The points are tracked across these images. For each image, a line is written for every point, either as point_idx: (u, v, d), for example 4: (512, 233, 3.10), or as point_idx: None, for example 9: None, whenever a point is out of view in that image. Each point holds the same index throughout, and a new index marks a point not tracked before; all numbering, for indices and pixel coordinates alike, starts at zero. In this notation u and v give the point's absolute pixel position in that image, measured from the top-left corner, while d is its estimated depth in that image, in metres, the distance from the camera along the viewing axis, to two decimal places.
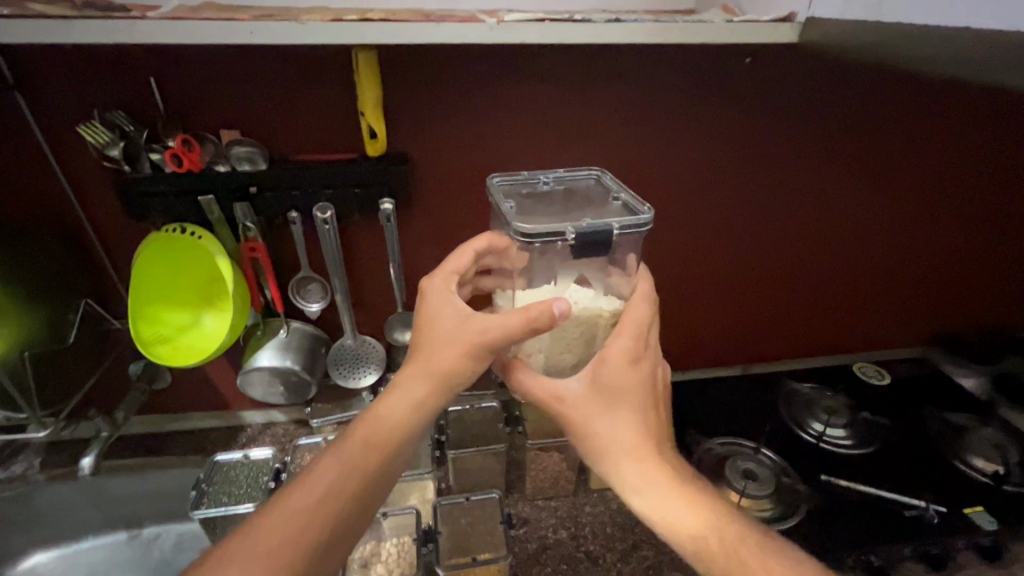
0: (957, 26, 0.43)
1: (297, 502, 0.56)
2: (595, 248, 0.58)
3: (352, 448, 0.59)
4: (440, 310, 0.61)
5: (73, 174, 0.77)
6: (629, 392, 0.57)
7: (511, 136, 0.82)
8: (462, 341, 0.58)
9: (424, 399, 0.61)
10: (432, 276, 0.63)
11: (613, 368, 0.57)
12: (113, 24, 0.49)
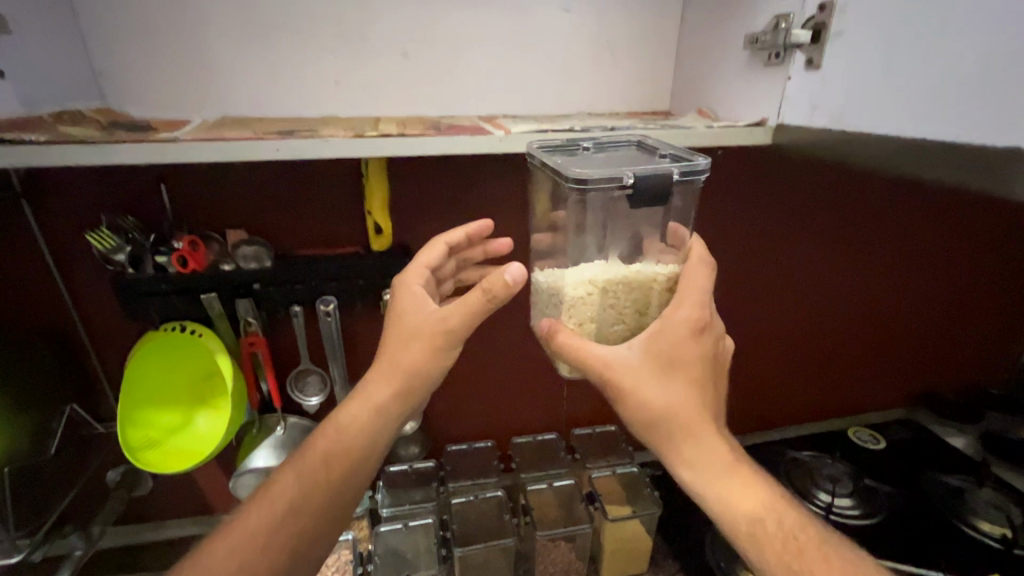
0: (914, 136, 0.49)
1: (253, 521, 0.58)
2: (654, 195, 0.53)
3: (310, 460, 0.62)
4: (409, 300, 0.64)
5: (73, 277, 0.76)
6: (688, 364, 0.56)
7: (510, 224, 0.87)
8: (426, 334, 0.61)
9: (382, 404, 0.63)
10: (408, 271, 0.68)
11: (672, 334, 0.55)
12: (147, 146, 0.52)
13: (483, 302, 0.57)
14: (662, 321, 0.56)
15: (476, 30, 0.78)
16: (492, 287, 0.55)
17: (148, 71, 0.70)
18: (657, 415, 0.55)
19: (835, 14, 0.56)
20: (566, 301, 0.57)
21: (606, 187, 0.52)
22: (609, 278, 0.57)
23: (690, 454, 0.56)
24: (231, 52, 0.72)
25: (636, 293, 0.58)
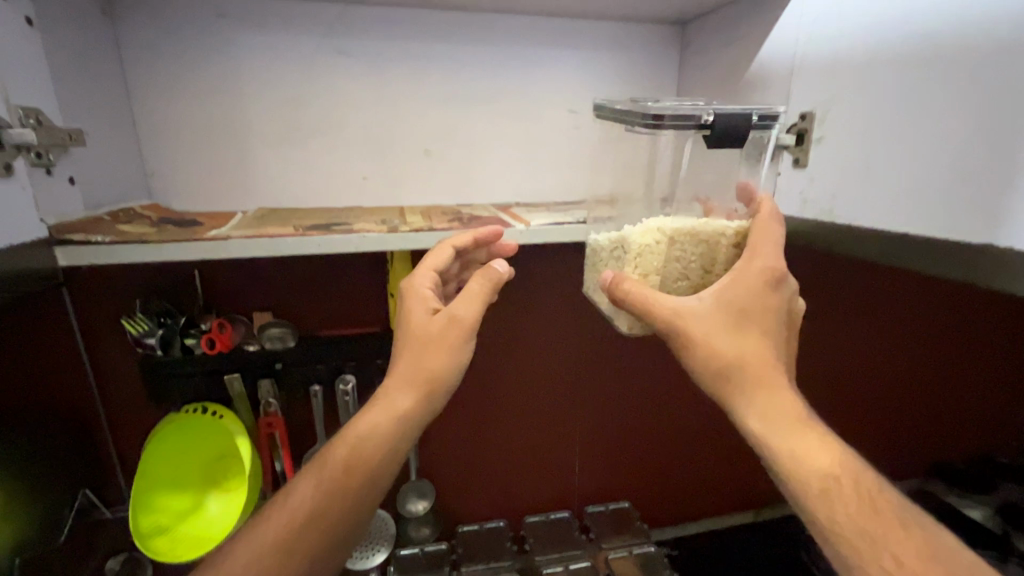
0: (896, 228, 0.54)
1: (273, 531, 0.54)
2: (730, 135, 0.55)
3: (330, 469, 0.56)
4: (418, 304, 0.64)
5: (102, 360, 0.79)
6: (762, 311, 0.56)
7: (523, 300, 0.92)
8: (449, 334, 0.61)
9: (406, 411, 0.59)
10: (415, 274, 0.66)
11: (743, 283, 0.56)
12: (201, 244, 0.57)
13: (482, 292, 0.63)
14: (734, 272, 0.57)
15: (494, 129, 0.86)
16: (487, 276, 0.63)
17: (196, 168, 0.77)
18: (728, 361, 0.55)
19: (815, 123, 0.63)
20: (631, 253, 0.59)
21: (683, 128, 0.54)
22: (678, 227, 0.57)
23: (762, 403, 0.54)
24: (272, 152, 0.79)
25: (703, 249, 0.58)
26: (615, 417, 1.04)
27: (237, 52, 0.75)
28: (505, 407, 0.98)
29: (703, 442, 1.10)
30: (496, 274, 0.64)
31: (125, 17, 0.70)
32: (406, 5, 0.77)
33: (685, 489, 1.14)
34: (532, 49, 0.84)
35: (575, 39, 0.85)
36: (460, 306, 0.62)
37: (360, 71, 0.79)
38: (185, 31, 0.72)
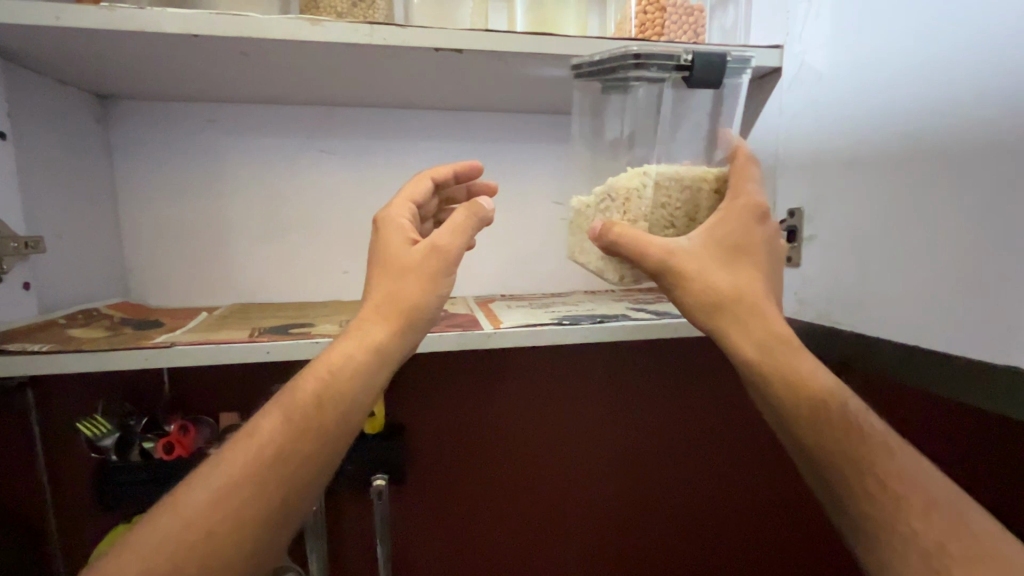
0: (906, 340, 0.47)
1: (232, 472, 0.42)
2: (710, 75, 0.50)
3: (300, 401, 0.46)
4: (395, 234, 0.53)
5: (58, 462, 0.75)
6: (755, 244, 0.49)
7: (509, 393, 0.86)
8: (422, 265, 0.52)
9: (382, 344, 0.50)
10: (389, 203, 0.56)
11: (734, 216, 0.49)
12: (143, 353, 0.53)
13: (472, 223, 0.53)
14: (722, 210, 0.50)
15: None
16: (473, 208, 0.53)
17: (175, 263, 0.76)
18: (716, 298, 0.49)
19: (804, 220, 0.59)
20: (614, 198, 0.52)
21: (662, 67, 0.50)
22: (665, 170, 0.51)
23: (761, 336, 0.47)
24: (252, 247, 0.78)
25: (686, 194, 0.52)
26: (630, 432, 0.91)
27: (225, 151, 0.75)
28: (504, 411, 0.87)
29: (731, 498, 0.96)
30: (482, 210, 0.53)
31: (118, 121, 0.72)
32: (392, 106, 0.78)
33: (712, 530, 0.96)
34: (518, 144, 0.84)
35: (562, 131, 0.85)
36: (446, 235, 0.52)
37: (345, 167, 0.79)
38: (175, 132, 0.74)
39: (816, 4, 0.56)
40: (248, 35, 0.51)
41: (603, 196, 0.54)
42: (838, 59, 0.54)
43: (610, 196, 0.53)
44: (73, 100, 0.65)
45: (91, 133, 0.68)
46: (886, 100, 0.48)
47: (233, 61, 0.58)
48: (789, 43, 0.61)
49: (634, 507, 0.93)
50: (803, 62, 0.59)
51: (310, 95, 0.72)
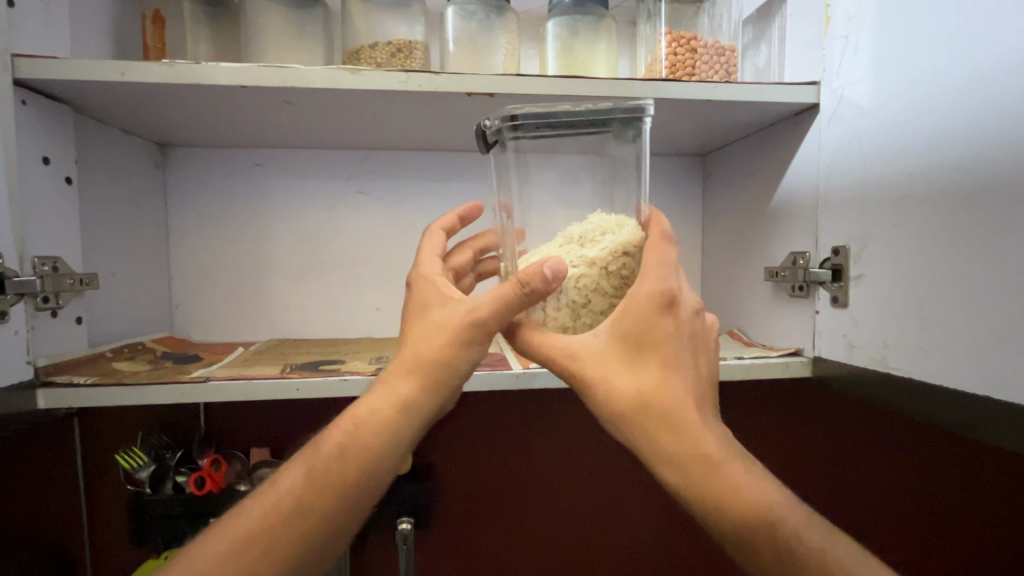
0: (970, 389, 0.43)
1: (249, 524, 0.43)
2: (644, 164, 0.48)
3: (324, 455, 0.46)
4: (435, 297, 0.49)
5: (98, 490, 0.76)
6: (673, 346, 0.42)
7: (541, 434, 0.84)
8: (453, 325, 0.46)
9: (406, 401, 0.47)
10: (422, 264, 0.52)
11: (646, 315, 0.42)
12: (181, 387, 0.54)
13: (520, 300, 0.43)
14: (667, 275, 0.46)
15: None
16: (523, 278, 0.42)
17: (218, 299, 0.79)
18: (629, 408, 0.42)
19: (852, 258, 0.56)
20: (605, 263, 0.44)
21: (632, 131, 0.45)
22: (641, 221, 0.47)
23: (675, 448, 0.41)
24: (289, 286, 0.80)
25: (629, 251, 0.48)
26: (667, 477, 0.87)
27: (268, 193, 0.79)
28: (536, 454, 0.84)
29: None
30: (535, 283, 0.42)
31: (173, 168, 0.77)
32: (428, 148, 0.80)
33: None
34: None
35: None
36: (490, 304, 0.44)
37: (381, 207, 0.81)
38: (223, 177, 0.78)
39: (853, 41, 0.55)
40: (291, 86, 0.54)
41: (602, 258, 0.44)
42: (879, 94, 0.52)
43: (614, 258, 0.44)
44: (132, 149, 0.70)
45: (146, 179, 0.73)
46: (936, 134, 0.46)
47: (277, 109, 0.62)
48: (825, 80, 0.60)
49: (674, 560, 0.87)
50: (842, 97, 0.57)
51: (348, 140, 0.75)
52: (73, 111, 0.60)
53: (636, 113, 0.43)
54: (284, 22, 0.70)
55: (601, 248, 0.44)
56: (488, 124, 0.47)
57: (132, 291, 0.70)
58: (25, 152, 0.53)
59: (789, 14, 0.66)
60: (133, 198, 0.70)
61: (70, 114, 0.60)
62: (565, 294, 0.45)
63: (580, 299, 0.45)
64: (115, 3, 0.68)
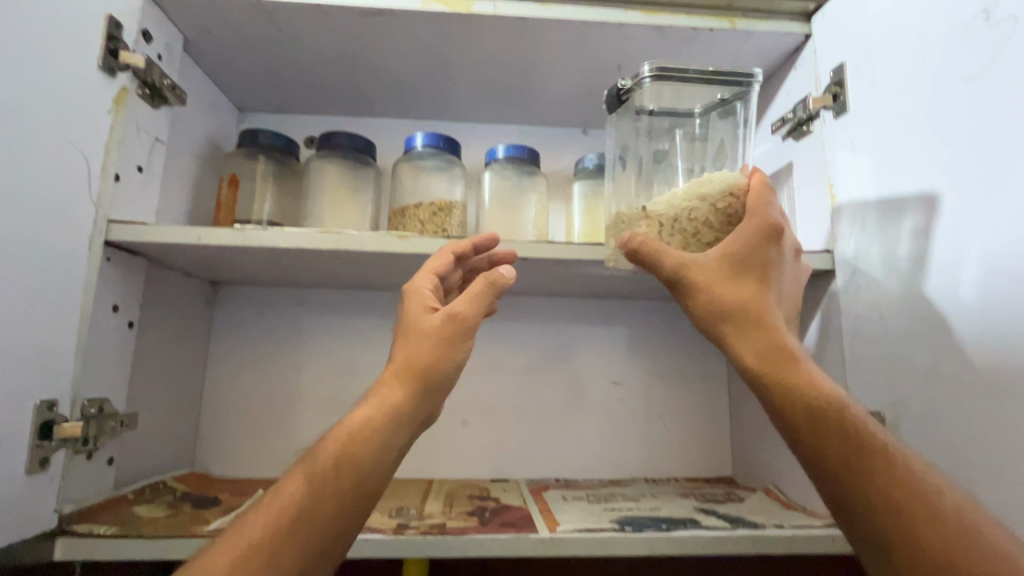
0: None
1: (251, 534, 0.41)
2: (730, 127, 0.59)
3: (322, 461, 0.46)
4: (419, 304, 0.53)
5: None
6: (773, 270, 0.49)
7: None
8: (436, 327, 0.51)
9: (396, 410, 0.48)
10: (415, 274, 0.56)
11: (756, 244, 0.48)
12: (196, 542, 0.53)
13: (484, 291, 0.52)
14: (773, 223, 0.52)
15: (532, 400, 0.85)
16: (491, 276, 0.52)
17: (243, 432, 0.80)
18: (727, 312, 0.48)
19: (888, 424, 0.55)
20: (719, 203, 0.50)
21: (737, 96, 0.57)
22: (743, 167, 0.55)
23: (761, 350, 0.47)
24: (314, 419, 0.81)
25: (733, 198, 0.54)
26: None
27: (306, 330, 0.83)
28: None
29: None
30: (498, 279, 0.52)
31: (222, 303, 0.83)
32: None
33: None
34: (573, 326, 0.88)
35: (614, 314, 0.89)
36: (464, 302, 0.51)
37: None
38: (267, 313, 0.83)
39: (860, 218, 0.60)
40: (346, 248, 0.60)
41: (713, 196, 0.50)
42: (892, 270, 0.55)
43: (726, 199, 0.50)
44: (189, 289, 0.76)
45: (196, 315, 0.78)
46: (958, 315, 0.48)
47: (329, 261, 0.68)
48: (837, 249, 0.64)
49: None
50: (855, 267, 0.61)
51: (387, 283, 0.81)
52: (145, 262, 0.66)
53: (745, 82, 0.56)
54: (339, 181, 0.80)
55: (713, 187, 0.50)
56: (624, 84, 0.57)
57: (163, 425, 0.71)
58: (100, 301, 0.58)
59: (796, 186, 0.72)
60: (182, 334, 0.74)
61: (143, 264, 0.66)
62: (681, 224, 0.51)
63: (691, 231, 0.51)
64: (199, 166, 0.78)
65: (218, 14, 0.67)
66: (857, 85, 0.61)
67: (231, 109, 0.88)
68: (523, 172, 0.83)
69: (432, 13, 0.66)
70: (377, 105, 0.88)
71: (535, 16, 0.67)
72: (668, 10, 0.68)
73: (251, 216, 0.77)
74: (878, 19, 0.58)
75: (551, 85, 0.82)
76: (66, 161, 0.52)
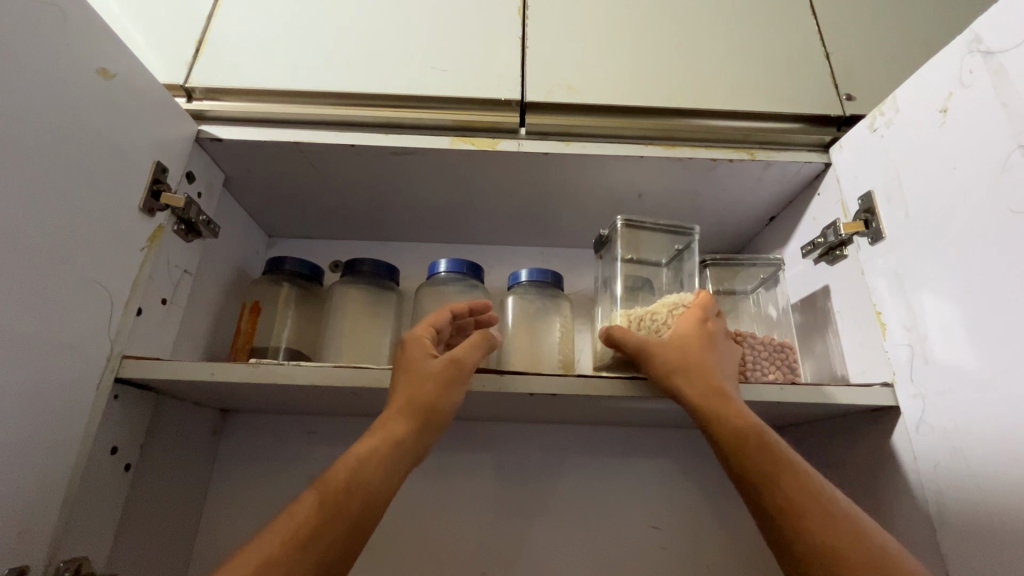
0: None
1: (270, 547, 0.40)
2: (685, 270, 0.73)
3: (334, 483, 0.45)
4: (421, 348, 0.54)
5: None
6: (718, 343, 0.57)
7: None
8: (436, 371, 0.52)
9: (405, 439, 0.48)
10: (416, 328, 0.57)
11: (696, 321, 0.58)
12: None
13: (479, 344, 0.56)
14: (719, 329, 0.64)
15: (562, 547, 0.75)
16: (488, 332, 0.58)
17: None
18: (671, 364, 0.54)
19: None
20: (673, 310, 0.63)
21: (686, 242, 0.73)
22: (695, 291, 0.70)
23: (705, 389, 0.52)
24: None
25: None
26: None
27: (314, 464, 0.77)
28: None
29: None
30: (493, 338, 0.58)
31: (229, 434, 0.78)
32: (480, 420, 0.80)
33: None
34: (604, 459, 0.80)
35: (648, 446, 0.81)
36: (464, 349, 0.54)
37: (426, 479, 0.77)
38: (275, 444, 0.78)
39: (918, 349, 0.55)
40: (361, 382, 0.57)
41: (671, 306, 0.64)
42: (971, 410, 0.49)
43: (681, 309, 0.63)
44: (197, 421, 0.72)
45: (202, 449, 0.73)
46: None
47: (346, 394, 0.64)
48: (898, 382, 0.58)
49: None
50: (926, 405, 0.54)
51: None
52: (154, 398, 0.63)
53: (688, 234, 0.73)
54: (361, 305, 0.79)
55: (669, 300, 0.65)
56: (605, 234, 0.75)
57: None
58: (97, 444, 0.54)
59: (836, 311, 0.69)
60: (183, 471, 0.69)
61: (152, 400, 0.63)
62: (644, 326, 0.63)
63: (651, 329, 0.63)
64: (223, 293, 0.78)
65: (258, 155, 0.71)
66: (889, 212, 0.60)
67: (262, 237, 0.91)
68: (548, 295, 0.81)
69: (459, 150, 0.69)
70: (403, 231, 0.91)
71: (557, 152, 0.69)
72: (686, 144, 0.71)
73: (268, 342, 0.75)
74: (900, 152, 0.59)
75: (572, 211, 0.83)
76: (89, 299, 0.52)
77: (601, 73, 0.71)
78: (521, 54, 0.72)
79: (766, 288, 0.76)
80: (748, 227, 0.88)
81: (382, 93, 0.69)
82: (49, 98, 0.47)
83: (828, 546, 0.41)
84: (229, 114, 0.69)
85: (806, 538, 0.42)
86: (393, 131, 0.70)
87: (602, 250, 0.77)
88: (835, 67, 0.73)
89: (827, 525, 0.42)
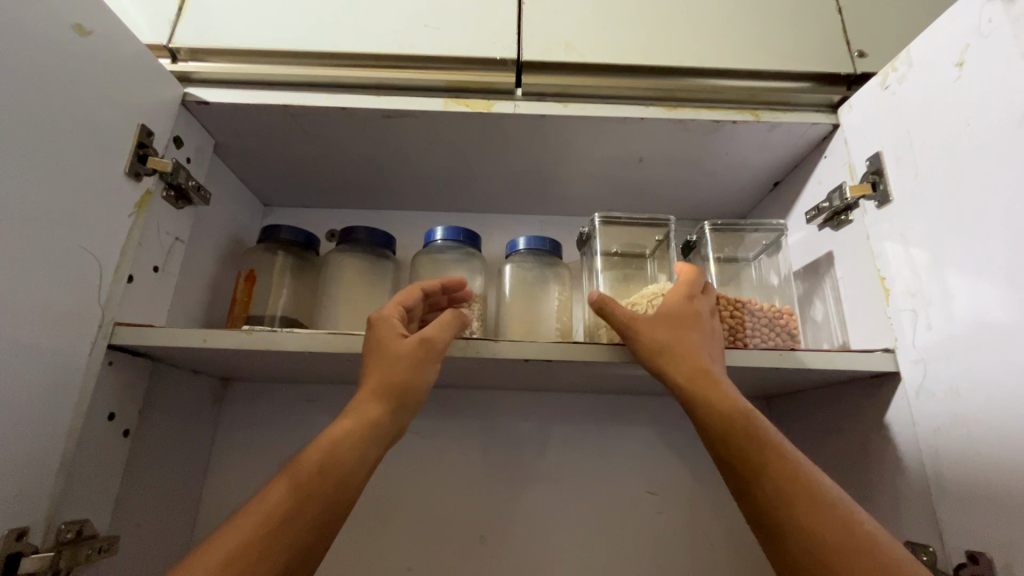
0: None
1: (242, 536, 0.40)
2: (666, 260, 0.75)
3: (306, 468, 0.44)
4: (388, 329, 0.53)
5: None
6: (701, 317, 0.56)
7: None
8: (410, 350, 0.51)
9: (377, 421, 0.48)
10: (383, 308, 0.56)
11: (676, 298, 0.58)
12: None
13: (446, 321, 0.55)
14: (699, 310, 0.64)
15: (559, 511, 0.76)
16: (460, 313, 0.56)
17: None
18: (655, 342, 0.54)
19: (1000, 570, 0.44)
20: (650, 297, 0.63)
21: (662, 231, 0.76)
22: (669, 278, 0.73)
23: (686, 365, 0.52)
24: None
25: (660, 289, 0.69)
26: None
27: (313, 431, 0.77)
28: None
29: None
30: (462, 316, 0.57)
31: (229, 402, 0.79)
32: (477, 389, 0.80)
33: None
34: (603, 425, 0.80)
35: (646, 413, 0.81)
36: (435, 328, 0.53)
37: (425, 446, 0.78)
38: (274, 411, 0.78)
39: (923, 315, 0.54)
40: (354, 350, 0.57)
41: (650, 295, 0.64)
42: (972, 375, 0.48)
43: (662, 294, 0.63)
44: (196, 389, 0.73)
45: (201, 416, 0.74)
46: None
47: (342, 362, 0.64)
48: (900, 347, 0.57)
49: None
50: (926, 370, 0.54)
51: None
52: (150, 364, 0.63)
53: (661, 225, 0.76)
54: (356, 274, 0.78)
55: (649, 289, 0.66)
56: (585, 231, 0.79)
57: (150, 543, 0.64)
58: (94, 408, 0.54)
59: (839, 277, 0.68)
60: (183, 437, 0.70)
61: (146, 367, 0.62)
62: None
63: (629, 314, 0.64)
64: (218, 263, 0.78)
65: (247, 119, 0.69)
66: (898, 174, 0.58)
67: (257, 205, 0.89)
68: (545, 263, 0.80)
69: (454, 113, 0.67)
70: (400, 200, 0.89)
71: (555, 114, 0.67)
72: (688, 104, 0.68)
73: (264, 311, 0.74)
74: (913, 111, 0.56)
75: (571, 177, 0.81)
76: (76, 265, 0.51)
77: (600, 30, 0.68)
78: (517, 9, 0.69)
79: (768, 254, 0.74)
80: (753, 194, 0.86)
81: (372, 53, 0.66)
82: (25, 54, 0.45)
83: (800, 514, 0.41)
84: (214, 75, 0.67)
85: (777, 504, 0.43)
86: (386, 93, 0.68)
87: (583, 246, 0.81)
88: (847, 22, 0.69)
89: (798, 493, 0.42)
